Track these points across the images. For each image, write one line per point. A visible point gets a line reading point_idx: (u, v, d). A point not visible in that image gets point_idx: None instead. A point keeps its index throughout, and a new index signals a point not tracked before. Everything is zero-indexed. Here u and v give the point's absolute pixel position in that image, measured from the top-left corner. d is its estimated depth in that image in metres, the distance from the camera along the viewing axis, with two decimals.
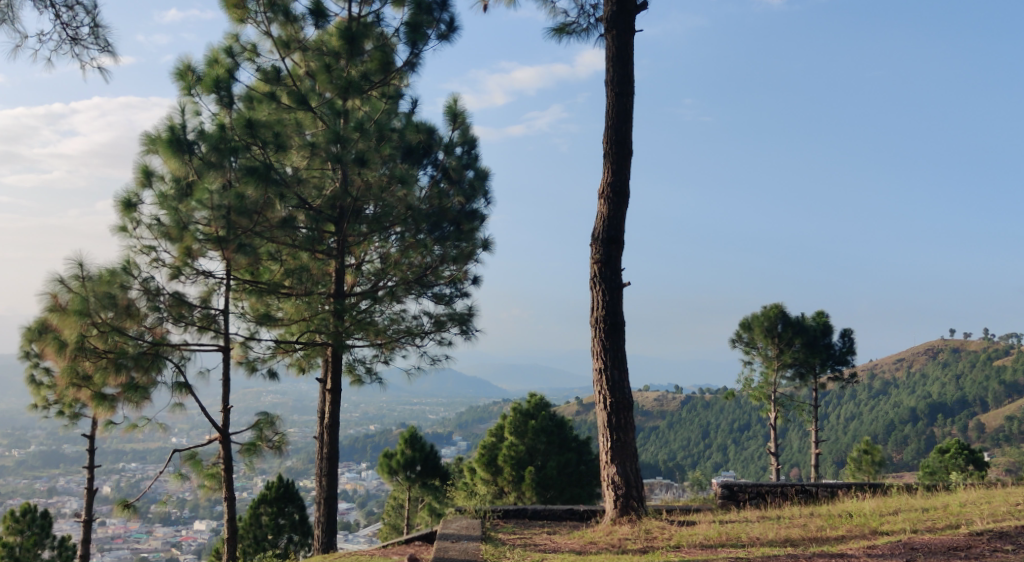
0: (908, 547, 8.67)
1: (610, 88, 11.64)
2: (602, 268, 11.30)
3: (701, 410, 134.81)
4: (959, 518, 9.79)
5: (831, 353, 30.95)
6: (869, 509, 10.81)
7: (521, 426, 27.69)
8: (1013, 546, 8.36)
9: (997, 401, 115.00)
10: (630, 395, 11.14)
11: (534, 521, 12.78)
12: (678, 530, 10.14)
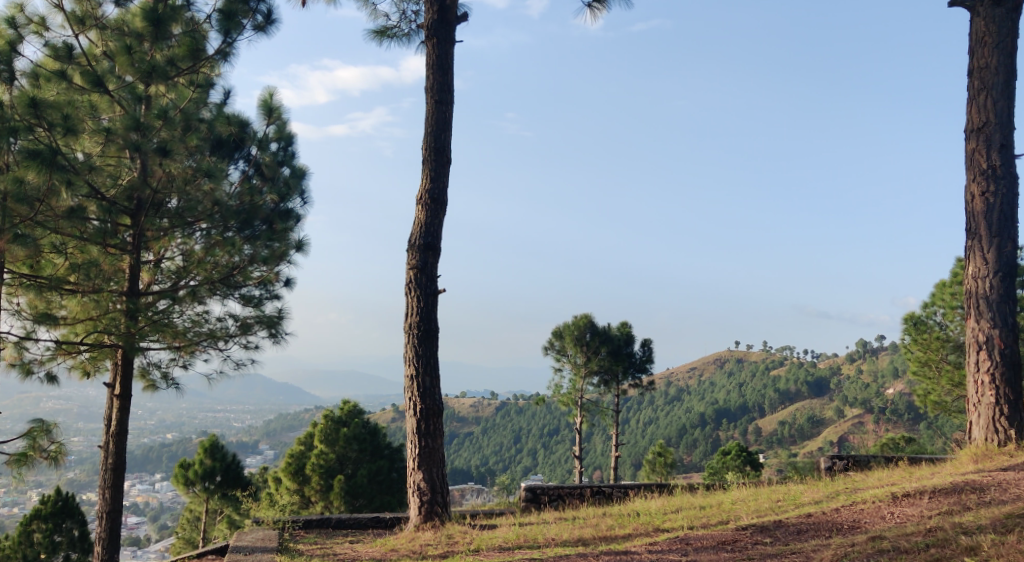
0: (683, 542, 8.80)
1: (430, 96, 11.91)
2: (418, 274, 11.42)
3: (511, 417, 137.96)
4: (730, 514, 10.30)
5: (632, 361, 32.93)
6: (655, 509, 11.46)
7: (332, 435, 27.46)
8: (771, 539, 8.52)
9: (773, 407, 125.17)
10: (440, 402, 11.31)
11: (337, 530, 12.83)
12: (479, 535, 10.41)
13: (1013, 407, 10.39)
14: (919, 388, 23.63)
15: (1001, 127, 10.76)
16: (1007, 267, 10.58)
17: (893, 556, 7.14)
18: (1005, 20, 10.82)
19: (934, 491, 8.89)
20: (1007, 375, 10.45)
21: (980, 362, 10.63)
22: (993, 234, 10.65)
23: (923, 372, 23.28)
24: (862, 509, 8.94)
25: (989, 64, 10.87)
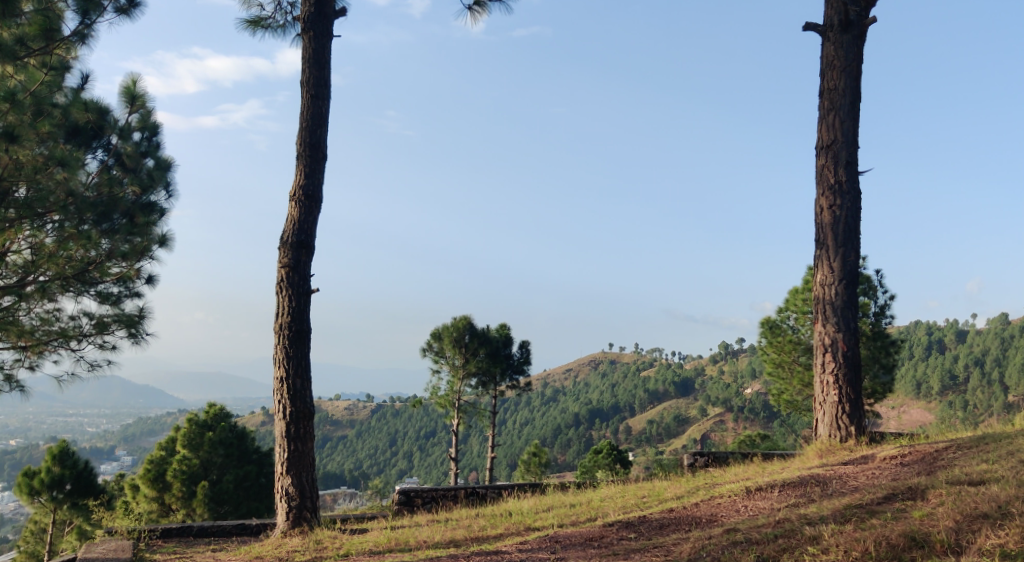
0: (553, 540, 8.75)
1: (306, 90, 11.49)
2: (290, 273, 10.97)
3: (388, 419, 136.33)
4: (598, 511, 9.97)
5: (511, 363, 33.30)
6: (527, 507, 11.25)
7: (196, 439, 26.24)
8: (636, 533, 8.42)
9: (643, 407, 128.73)
10: (311, 405, 10.93)
11: (199, 538, 12.20)
12: (349, 540, 10.03)
13: (854, 406, 10.37)
14: (773, 388, 24.80)
15: (847, 145, 10.75)
16: (851, 274, 10.53)
17: (744, 547, 7.14)
18: (852, 47, 10.86)
19: (782, 485, 8.96)
20: (848, 375, 10.44)
21: (825, 363, 10.55)
22: (839, 245, 10.60)
23: (777, 373, 24.40)
24: (719, 503, 8.86)
25: (836, 86, 10.91)
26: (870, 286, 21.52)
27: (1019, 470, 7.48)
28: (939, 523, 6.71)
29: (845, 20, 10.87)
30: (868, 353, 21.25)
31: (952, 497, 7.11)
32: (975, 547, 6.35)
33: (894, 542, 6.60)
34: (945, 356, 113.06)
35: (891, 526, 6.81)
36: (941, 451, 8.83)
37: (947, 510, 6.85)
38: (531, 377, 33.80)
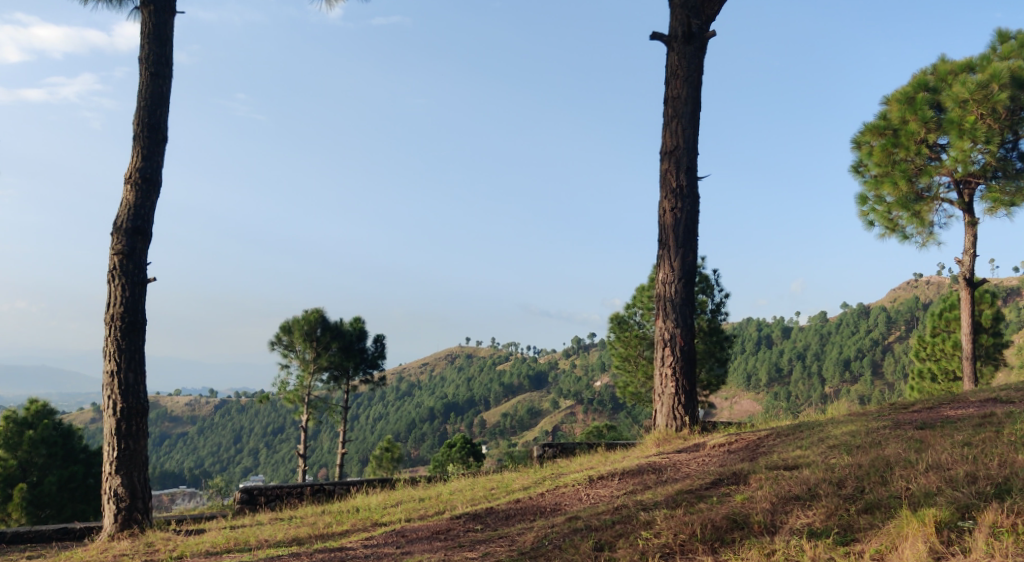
0: (399, 535, 8.82)
1: (145, 67, 10.99)
2: (123, 260, 10.50)
3: (233, 415, 131.65)
4: (446, 504, 10.11)
5: (364, 357, 32.89)
6: (375, 503, 11.24)
7: (14, 438, 24.72)
8: (481, 525, 8.59)
9: (497, 401, 130.30)
10: (143, 401, 10.51)
11: (15, 546, 11.43)
12: (183, 541, 9.70)
13: (689, 398, 10.91)
14: (619, 381, 25.70)
15: (688, 152, 11.33)
16: (689, 273, 11.11)
17: (584, 534, 7.48)
18: (693, 58, 11.49)
19: (620, 474, 9.33)
20: (684, 368, 11.00)
21: (664, 357, 11.06)
22: (679, 245, 11.16)
23: (624, 366, 25.36)
24: (563, 492, 9.16)
25: (680, 94, 11.48)
26: (707, 285, 22.75)
27: (828, 455, 8.19)
28: (757, 505, 7.26)
29: (688, 33, 11.47)
30: (704, 347, 22.42)
31: (770, 481, 7.70)
32: (787, 526, 6.88)
33: (718, 524, 7.09)
34: (773, 350, 120.79)
35: (716, 510, 7.31)
36: (763, 438, 9.52)
37: (766, 493, 7.42)
38: (385, 371, 33.60)
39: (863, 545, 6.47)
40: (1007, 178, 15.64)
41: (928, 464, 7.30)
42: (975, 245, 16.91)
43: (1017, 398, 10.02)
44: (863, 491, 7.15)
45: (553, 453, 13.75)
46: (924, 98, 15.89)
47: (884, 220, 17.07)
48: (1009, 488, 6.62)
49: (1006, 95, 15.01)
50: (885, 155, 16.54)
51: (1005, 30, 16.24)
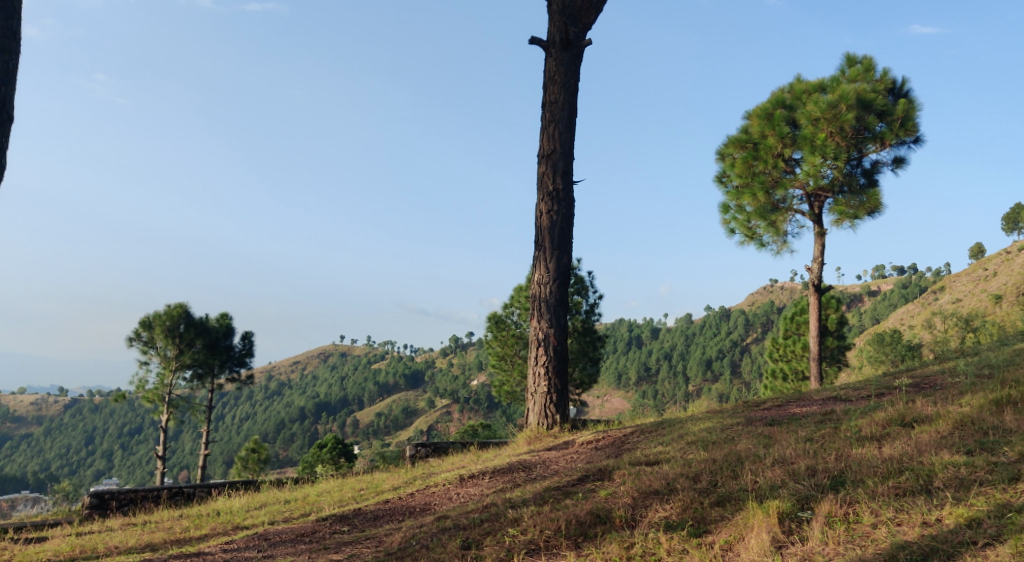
0: (261, 538, 8.72)
1: None
2: None
3: (88, 415, 124.85)
4: (313, 506, 10.05)
5: (231, 355, 32.16)
6: (238, 506, 11.04)
7: None
8: (347, 527, 8.60)
9: (371, 400, 128.84)
10: None
11: None
12: (23, 550, 9.25)
13: (561, 395, 11.14)
14: (494, 380, 25.92)
15: (564, 156, 11.58)
16: (564, 274, 11.32)
17: (452, 533, 7.62)
18: (569, 65, 11.78)
19: (490, 472, 9.48)
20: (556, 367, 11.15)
21: (537, 356, 11.24)
22: (555, 248, 11.39)
23: (500, 365, 25.62)
24: (434, 491, 9.27)
25: (557, 100, 11.73)
26: (582, 286, 23.32)
27: (686, 450, 8.62)
28: (620, 500, 7.58)
29: (566, 40, 11.71)
30: (578, 347, 22.92)
31: (632, 477, 8.05)
32: (646, 520, 7.21)
33: (582, 519, 7.37)
34: (642, 350, 124.49)
35: (581, 505, 7.59)
36: (628, 435, 9.87)
37: (628, 488, 7.76)
38: (252, 370, 32.89)
39: (714, 536, 6.86)
40: (852, 193, 16.78)
41: (774, 459, 7.80)
42: (823, 253, 18.08)
43: (856, 396, 10.82)
44: (716, 484, 7.58)
45: (426, 452, 13.83)
46: (781, 115, 16.84)
47: (744, 228, 17.98)
48: (844, 480, 7.17)
49: (853, 116, 16.06)
50: (746, 166, 17.43)
51: (853, 54, 17.37)
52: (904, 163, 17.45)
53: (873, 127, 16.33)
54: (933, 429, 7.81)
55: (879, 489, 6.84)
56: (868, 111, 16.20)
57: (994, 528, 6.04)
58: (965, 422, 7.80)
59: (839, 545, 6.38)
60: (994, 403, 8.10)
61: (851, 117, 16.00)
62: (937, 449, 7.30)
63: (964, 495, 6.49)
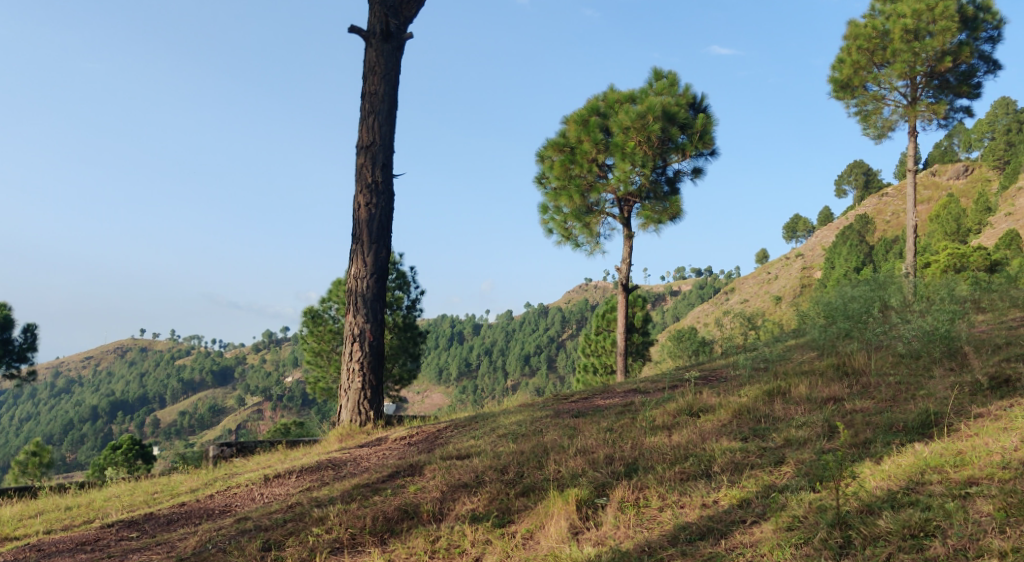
0: (35, 549, 8.17)
1: None
2: None
3: None
4: (98, 512, 9.52)
5: (10, 349, 29.65)
6: (11, 516, 10.26)
7: None
8: (136, 533, 8.23)
9: (174, 398, 122.45)
10: None
11: None
12: None
13: (375, 393, 10.63)
14: (309, 376, 25.44)
15: (384, 148, 10.87)
16: (382, 269, 10.76)
17: (252, 535, 7.51)
18: (390, 58, 11.05)
19: (298, 471, 9.24)
20: (372, 364, 10.70)
21: (352, 352, 10.66)
22: (374, 241, 10.74)
23: (315, 361, 25.14)
24: (235, 493, 9.01)
25: (377, 91, 10.97)
26: (404, 281, 23.23)
27: (497, 443, 8.84)
28: (428, 495, 7.72)
29: (386, 31, 10.99)
30: (398, 342, 22.78)
31: (441, 470, 8.18)
32: (453, 513, 7.41)
33: (389, 515, 7.46)
34: (460, 346, 125.65)
35: (389, 501, 7.67)
36: (441, 430, 9.93)
37: (437, 483, 7.90)
38: (35, 366, 30.49)
39: (517, 526, 7.16)
40: (657, 199, 17.91)
41: (576, 448, 8.21)
42: (631, 255, 19.08)
43: (653, 389, 11.54)
44: (522, 475, 7.87)
45: (232, 451, 13.37)
46: (596, 122, 17.57)
47: (561, 229, 18.64)
48: (637, 467, 7.68)
49: (658, 127, 17.05)
50: (564, 169, 18.02)
51: (659, 69, 18.33)
52: (702, 173, 18.76)
53: (676, 138, 17.40)
54: (715, 418, 8.51)
55: (667, 474, 7.39)
56: (672, 123, 17.29)
57: (761, 507, 6.65)
58: (742, 411, 8.56)
59: (629, 528, 6.83)
60: (768, 394, 8.92)
61: (657, 127, 16.97)
62: (718, 437, 7.96)
63: (738, 478, 7.12)
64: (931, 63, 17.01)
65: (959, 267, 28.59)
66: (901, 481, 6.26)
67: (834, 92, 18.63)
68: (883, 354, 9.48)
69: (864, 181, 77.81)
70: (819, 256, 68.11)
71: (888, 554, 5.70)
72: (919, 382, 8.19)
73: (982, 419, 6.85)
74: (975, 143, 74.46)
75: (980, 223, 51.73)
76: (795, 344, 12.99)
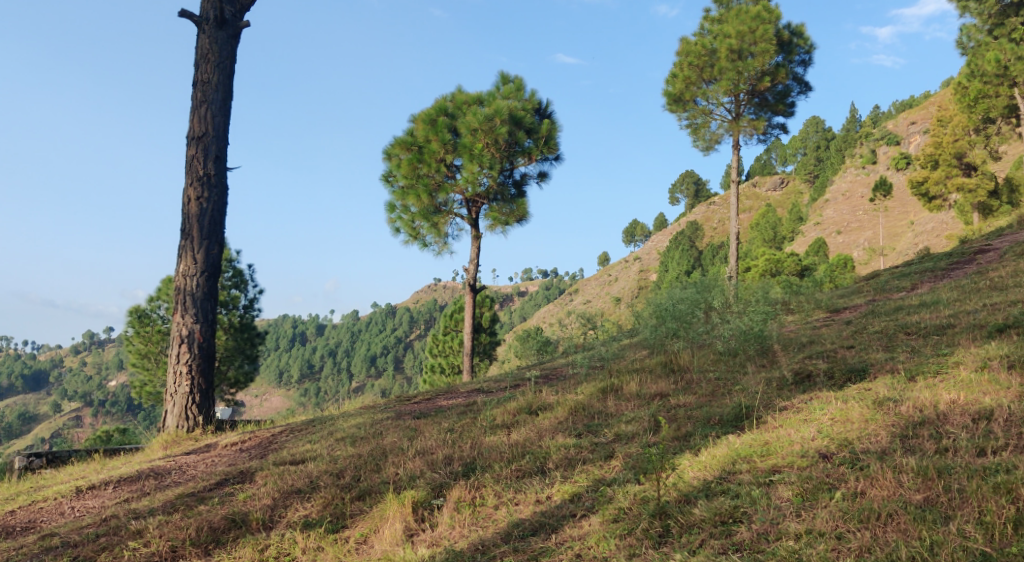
0: None
1: None
2: None
3: None
4: None
5: None
6: None
7: None
8: None
9: None
10: None
11: None
12: None
13: (205, 396, 10.26)
14: (134, 379, 24.15)
15: (218, 140, 10.50)
16: (213, 267, 10.40)
17: (59, 552, 7.11)
18: (225, 45, 10.65)
19: (117, 481, 8.75)
20: (201, 366, 10.32)
21: (178, 354, 10.21)
22: (204, 237, 10.36)
23: (141, 364, 23.85)
24: (42, 507, 8.44)
25: (210, 80, 10.55)
26: (241, 280, 22.47)
27: (333, 447, 8.72)
28: (258, 502, 7.53)
29: (221, 18, 10.61)
30: (234, 344, 21.99)
31: (273, 477, 7.99)
32: (284, 520, 7.28)
33: (215, 525, 7.24)
34: (302, 348, 122.66)
35: (215, 511, 7.44)
36: (275, 435, 9.69)
37: (268, 490, 7.72)
38: None
39: (350, 530, 7.12)
40: (504, 201, 18.21)
41: (416, 450, 8.22)
42: (478, 255, 19.25)
43: (495, 388, 11.72)
44: (358, 479, 7.81)
45: (43, 462, 12.51)
46: (444, 122, 17.36)
47: (408, 228, 18.46)
48: (474, 467, 7.79)
49: (506, 130, 17.27)
50: (411, 168, 17.69)
51: (506, 73, 18.61)
52: (548, 177, 19.18)
53: (522, 142, 17.79)
54: (552, 415, 8.76)
55: (503, 473, 7.54)
56: (518, 127, 17.61)
57: (590, 500, 6.91)
58: (578, 408, 8.86)
59: (464, 528, 6.93)
60: (601, 391, 9.28)
61: (504, 131, 17.18)
62: (553, 434, 8.20)
63: (570, 473, 7.37)
64: (752, 82, 18.17)
65: (775, 272, 30.66)
66: (715, 472, 6.67)
67: (667, 105, 19.58)
68: (705, 352, 10.06)
69: (695, 191, 81.69)
70: (654, 260, 71.05)
71: (701, 541, 6.07)
72: (735, 378, 8.75)
73: (786, 410, 7.40)
74: (792, 158, 80.08)
75: (794, 231, 55.69)
76: (629, 344, 13.55)
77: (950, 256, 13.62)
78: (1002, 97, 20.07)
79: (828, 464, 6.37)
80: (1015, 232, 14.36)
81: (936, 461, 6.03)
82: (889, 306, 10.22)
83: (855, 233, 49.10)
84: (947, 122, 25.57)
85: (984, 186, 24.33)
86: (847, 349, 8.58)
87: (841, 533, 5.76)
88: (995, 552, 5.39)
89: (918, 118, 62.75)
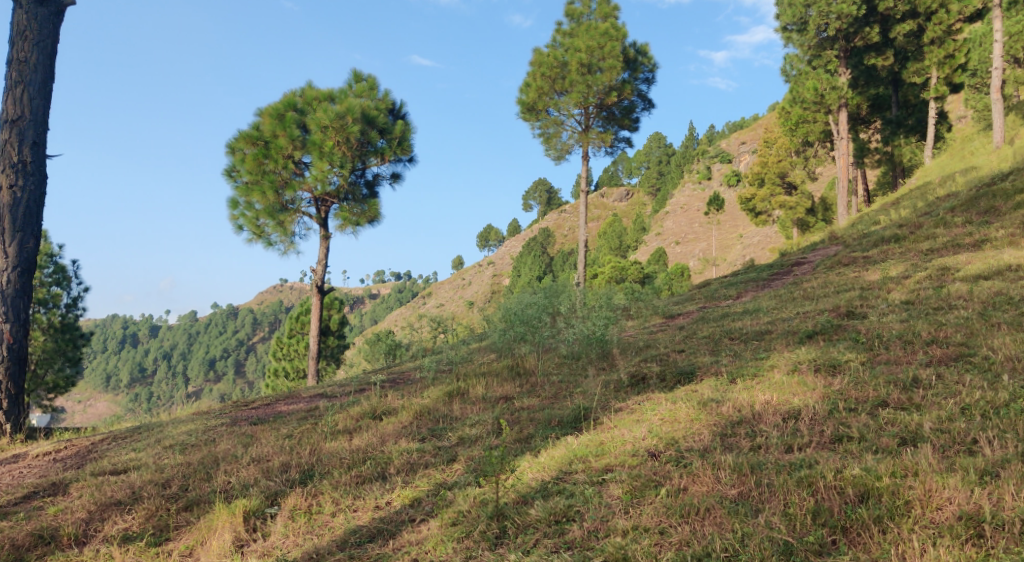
0: None
1: None
2: None
3: None
4: None
5: None
6: None
7: None
8: None
9: None
10: None
11: None
12: None
13: (14, 402, 9.56)
14: None
15: (35, 125, 9.78)
16: (26, 262, 9.69)
17: None
18: (46, 23, 9.86)
19: None
20: (10, 369, 9.60)
21: None
22: (17, 230, 9.64)
23: None
24: None
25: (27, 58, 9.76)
26: (63, 277, 21.09)
27: (160, 455, 8.30)
28: (71, 516, 7.09)
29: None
30: (53, 345, 20.58)
31: (91, 488, 7.53)
32: (100, 534, 6.89)
33: (20, 542, 6.78)
34: (137, 350, 116.37)
35: (21, 526, 6.94)
36: (96, 444, 9.13)
37: (83, 502, 7.28)
38: None
39: (174, 543, 6.82)
40: (355, 201, 17.93)
41: (250, 457, 7.94)
42: (327, 256, 18.85)
43: (338, 392, 11.50)
44: (186, 489, 7.47)
45: None
46: (293, 117, 16.79)
47: (252, 226, 17.81)
48: (312, 473, 7.60)
49: (357, 129, 17.04)
50: (256, 163, 16.97)
51: (358, 72, 18.29)
52: (400, 178, 19.05)
53: (375, 142, 17.66)
54: (396, 419, 8.68)
55: (342, 479, 7.40)
56: (371, 126, 17.45)
57: (430, 504, 6.89)
58: (423, 412, 8.82)
59: (298, 536, 6.77)
60: (447, 395, 9.27)
61: (356, 129, 16.95)
62: (396, 438, 8.12)
63: (411, 478, 7.31)
64: (600, 96, 18.72)
65: (619, 279, 31.71)
66: (552, 472, 6.81)
67: (520, 113, 19.80)
68: (548, 356, 10.25)
69: (547, 199, 83.26)
70: (505, 266, 71.88)
71: (535, 541, 6.19)
72: (576, 381, 8.96)
73: (622, 411, 7.65)
74: (636, 170, 83.19)
75: (637, 241, 57.72)
76: (476, 348, 13.62)
77: (771, 267, 14.49)
78: (820, 123, 21.54)
79: (656, 462, 6.62)
80: (826, 246, 15.43)
81: (750, 458, 6.38)
82: (719, 312, 10.76)
83: (692, 244, 51.45)
84: (772, 144, 27.21)
85: (803, 205, 26.08)
86: (678, 353, 8.96)
87: (663, 528, 6.01)
88: (795, 541, 5.74)
89: (750, 139, 66.68)
